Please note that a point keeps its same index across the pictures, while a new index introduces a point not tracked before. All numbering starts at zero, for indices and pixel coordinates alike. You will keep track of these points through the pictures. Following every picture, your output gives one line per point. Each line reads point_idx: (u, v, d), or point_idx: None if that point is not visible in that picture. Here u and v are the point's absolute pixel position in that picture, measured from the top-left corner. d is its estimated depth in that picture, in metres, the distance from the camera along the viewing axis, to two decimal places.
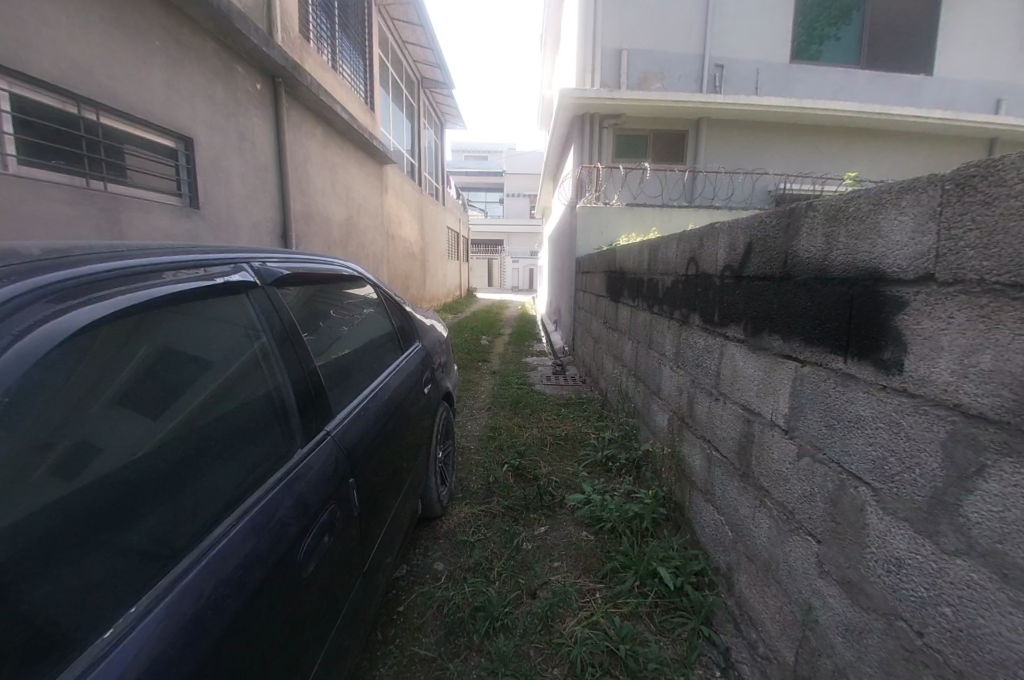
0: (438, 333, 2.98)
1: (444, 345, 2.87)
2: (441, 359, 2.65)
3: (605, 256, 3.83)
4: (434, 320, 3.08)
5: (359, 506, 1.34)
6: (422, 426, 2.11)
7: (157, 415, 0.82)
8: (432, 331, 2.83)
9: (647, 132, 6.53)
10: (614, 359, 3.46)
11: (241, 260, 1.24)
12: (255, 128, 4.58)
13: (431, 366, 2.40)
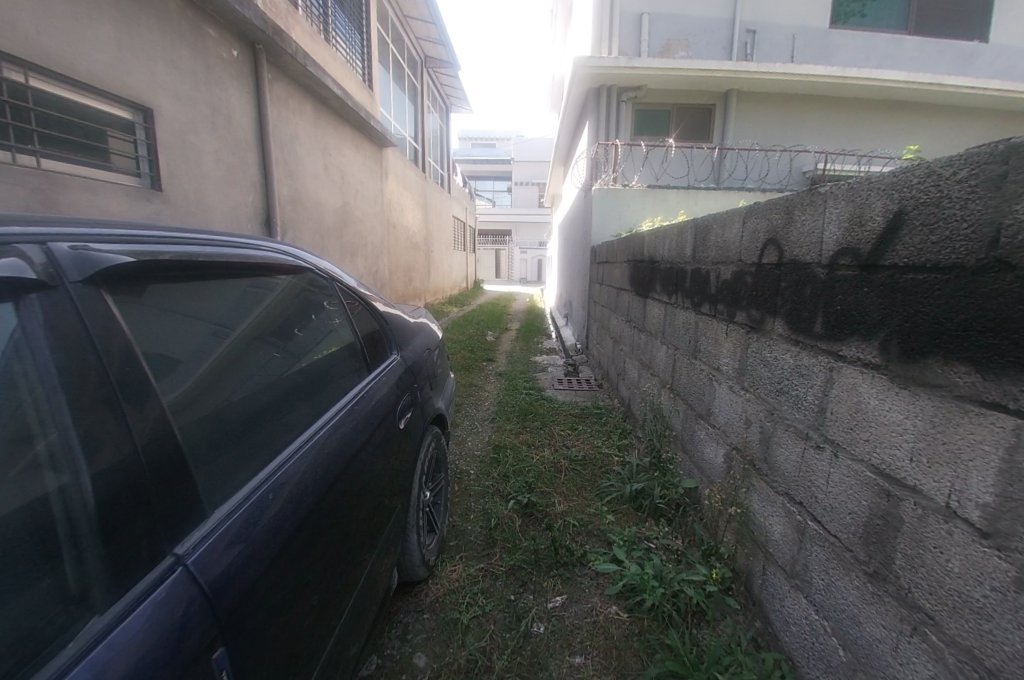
0: (428, 330, 2.45)
1: (434, 346, 2.33)
2: (434, 366, 2.12)
3: (628, 243, 3.24)
4: (425, 315, 2.55)
5: (291, 642, 0.83)
6: (404, 466, 1.58)
7: (144, 406, 0.68)
8: (420, 327, 2.29)
9: (670, 107, 5.88)
10: (639, 366, 2.91)
11: (53, 236, 0.68)
12: (231, 101, 3.94)
13: (418, 379, 1.86)
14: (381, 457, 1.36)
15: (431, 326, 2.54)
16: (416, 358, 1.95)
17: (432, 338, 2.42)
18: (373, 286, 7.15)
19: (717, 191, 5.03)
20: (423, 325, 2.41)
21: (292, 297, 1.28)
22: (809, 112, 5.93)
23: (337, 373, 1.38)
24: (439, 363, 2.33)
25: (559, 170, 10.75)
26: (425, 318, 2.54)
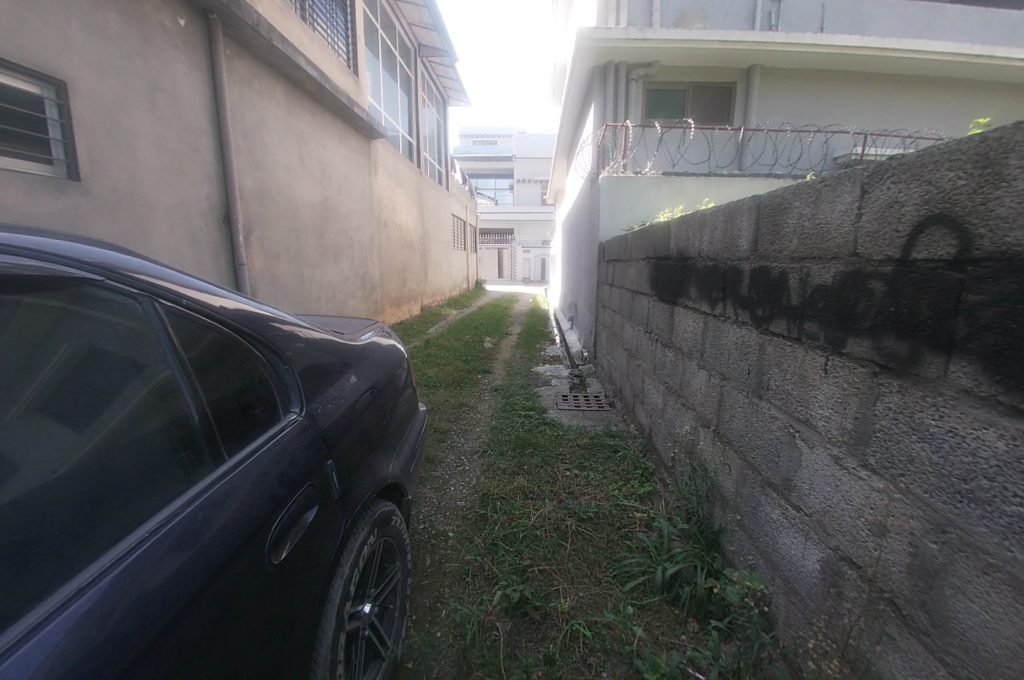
0: (384, 349, 1.83)
1: (390, 375, 1.72)
2: (390, 407, 1.50)
3: (647, 236, 2.59)
4: (383, 333, 1.94)
5: None
6: (328, 596, 0.98)
7: (98, 422, 0.66)
8: (371, 350, 1.69)
9: (686, 86, 5.15)
10: (663, 391, 2.28)
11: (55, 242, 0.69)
12: (177, 77, 3.32)
13: (371, 435, 1.25)
14: (270, 612, 0.77)
15: (393, 344, 1.95)
16: (371, 395, 1.36)
17: (390, 362, 1.81)
18: (360, 289, 6.53)
19: (745, 177, 4.39)
20: (375, 343, 1.78)
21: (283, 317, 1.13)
22: (844, 88, 5.22)
23: (88, 517, 0.60)
24: (398, 400, 1.72)
25: (563, 163, 10.08)
26: (385, 337, 1.94)
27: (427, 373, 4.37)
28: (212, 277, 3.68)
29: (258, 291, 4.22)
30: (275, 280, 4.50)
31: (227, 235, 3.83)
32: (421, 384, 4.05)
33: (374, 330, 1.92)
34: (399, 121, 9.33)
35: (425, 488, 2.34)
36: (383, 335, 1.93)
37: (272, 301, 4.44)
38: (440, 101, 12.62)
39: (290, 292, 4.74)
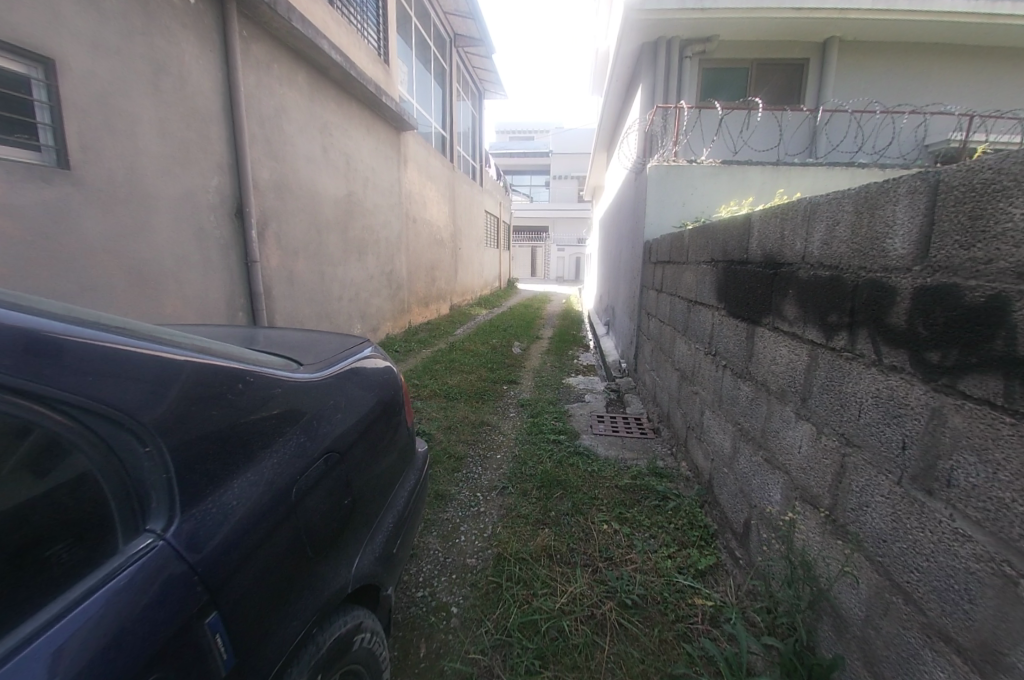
0: (378, 375, 1.43)
1: (380, 413, 1.32)
2: (370, 465, 1.10)
3: (716, 233, 2.04)
4: (380, 356, 1.55)
5: None
6: None
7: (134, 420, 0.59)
8: (359, 378, 1.29)
9: (751, 63, 4.45)
10: (732, 433, 1.76)
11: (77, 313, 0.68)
12: (185, 58, 3.08)
13: (319, 528, 0.84)
14: None
15: (391, 368, 1.55)
16: (336, 458, 0.93)
17: (385, 393, 1.42)
18: (386, 287, 6.22)
19: (820, 164, 3.74)
20: (362, 364, 1.38)
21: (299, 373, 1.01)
22: (948, 64, 4.34)
23: None
24: (388, 447, 1.32)
25: (603, 156, 9.41)
26: (383, 360, 1.54)
27: (447, 382, 3.97)
28: (221, 274, 3.43)
29: (274, 290, 3.95)
30: (293, 278, 4.21)
31: (239, 229, 3.57)
32: (440, 396, 3.64)
33: (368, 350, 1.53)
34: (432, 115, 9.01)
35: (430, 536, 1.93)
36: (380, 358, 1.54)
37: (289, 300, 4.17)
38: (475, 94, 12.20)
39: (310, 290, 4.46)
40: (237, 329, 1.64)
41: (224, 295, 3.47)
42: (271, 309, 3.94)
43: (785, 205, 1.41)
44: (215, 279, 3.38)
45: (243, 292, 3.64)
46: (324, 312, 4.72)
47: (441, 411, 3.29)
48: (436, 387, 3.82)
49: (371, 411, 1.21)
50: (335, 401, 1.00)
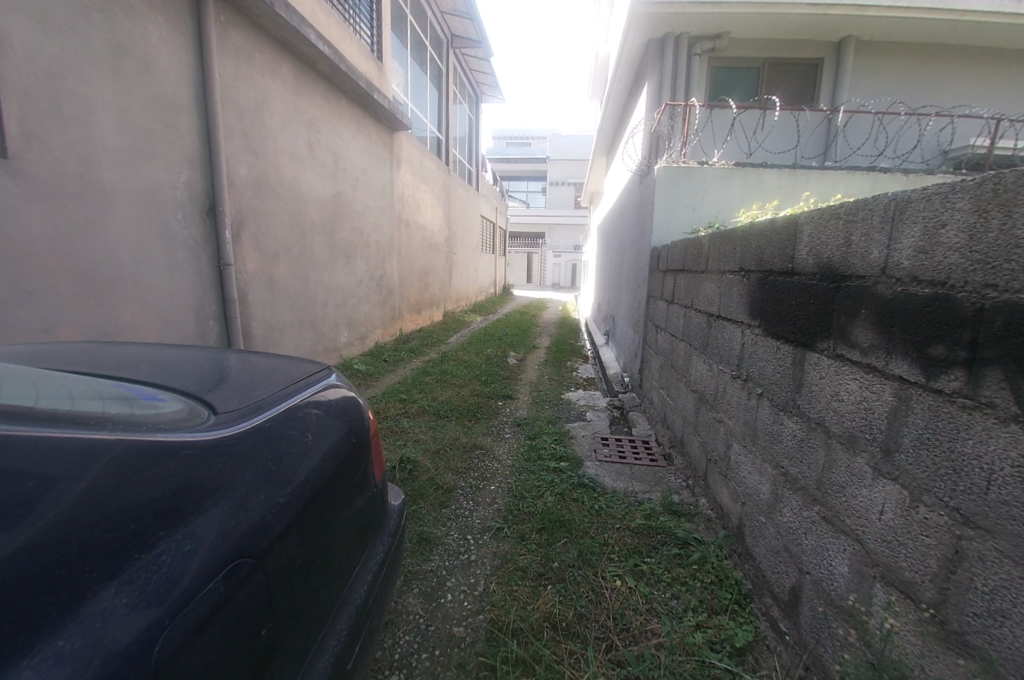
0: (334, 413, 1.15)
1: (334, 469, 1.03)
2: (297, 562, 0.85)
3: (746, 237, 1.77)
4: (342, 387, 1.28)
5: None
6: None
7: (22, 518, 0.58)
8: (302, 425, 1.02)
9: (762, 63, 4.24)
10: (772, 475, 1.49)
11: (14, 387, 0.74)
12: (151, 41, 2.77)
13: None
14: None
15: (353, 401, 1.28)
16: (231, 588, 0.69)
17: (344, 437, 1.13)
18: (376, 293, 5.89)
19: (839, 168, 3.52)
20: (310, 402, 1.10)
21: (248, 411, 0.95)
22: (967, 66, 4.14)
23: None
24: (342, 512, 1.04)
25: (602, 161, 9.20)
26: (345, 392, 1.27)
27: (437, 398, 3.65)
28: (191, 279, 3.07)
29: (252, 296, 3.60)
30: (273, 283, 3.83)
31: (211, 228, 3.21)
32: (428, 414, 3.31)
33: (326, 380, 1.26)
34: (427, 116, 8.73)
35: (411, 594, 1.61)
36: (342, 390, 1.26)
37: (270, 306, 3.81)
38: (472, 96, 11.95)
39: (293, 296, 4.11)
40: (207, 350, 1.36)
41: (194, 302, 3.11)
42: (249, 317, 3.59)
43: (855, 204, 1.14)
44: (183, 285, 3.02)
45: (216, 298, 3.28)
46: (308, 319, 4.37)
47: (429, 432, 2.95)
48: (425, 403, 3.50)
49: (312, 480, 0.94)
50: (228, 494, 0.76)
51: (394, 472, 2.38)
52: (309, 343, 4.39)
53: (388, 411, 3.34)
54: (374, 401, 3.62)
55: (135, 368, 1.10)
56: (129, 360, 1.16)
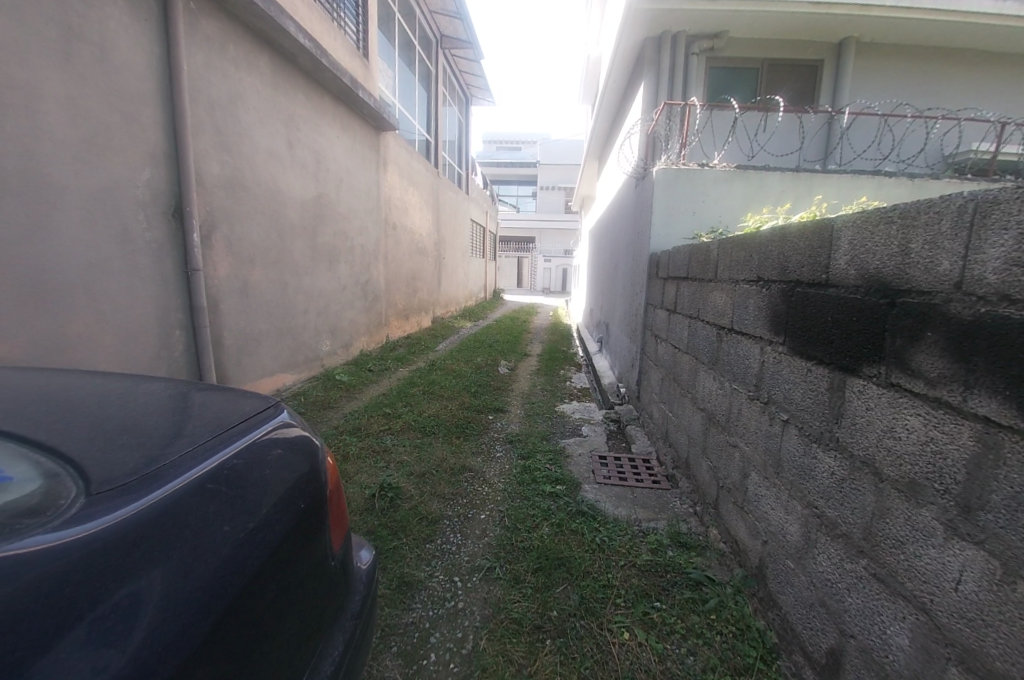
0: (278, 463, 0.93)
1: (272, 545, 0.81)
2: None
3: (764, 242, 1.59)
4: (293, 427, 1.06)
5: None
6: None
7: None
8: (227, 491, 0.79)
9: (761, 64, 4.13)
10: (801, 515, 1.32)
11: None
12: (111, 26, 2.50)
13: None
14: None
15: (305, 442, 1.06)
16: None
17: (292, 494, 0.91)
18: (361, 299, 5.63)
19: (843, 172, 3.40)
20: (242, 455, 0.88)
21: (144, 471, 0.76)
22: (967, 69, 4.08)
23: None
24: (286, 598, 0.82)
25: (594, 166, 9.06)
26: (296, 433, 1.05)
27: (424, 412, 3.42)
28: (154, 285, 2.79)
29: (224, 303, 3.32)
30: (249, 290, 3.57)
31: (178, 231, 2.94)
32: (414, 431, 3.07)
33: (274, 419, 1.04)
34: (415, 116, 8.50)
35: (388, 655, 1.39)
36: (292, 430, 1.04)
37: (244, 314, 3.54)
38: (461, 98, 11.76)
39: (270, 302, 3.84)
40: (175, 381, 1.16)
41: (157, 310, 2.82)
42: (220, 326, 3.31)
43: (913, 205, 0.97)
44: (144, 292, 2.74)
45: (183, 306, 3.00)
46: (287, 327, 4.10)
47: (413, 452, 2.71)
48: (410, 418, 3.27)
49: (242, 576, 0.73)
50: (70, 634, 0.54)
51: (372, 501, 2.14)
52: (288, 352, 4.13)
53: (370, 428, 3.09)
54: (356, 416, 3.36)
55: (52, 411, 0.89)
56: (49, 400, 0.93)
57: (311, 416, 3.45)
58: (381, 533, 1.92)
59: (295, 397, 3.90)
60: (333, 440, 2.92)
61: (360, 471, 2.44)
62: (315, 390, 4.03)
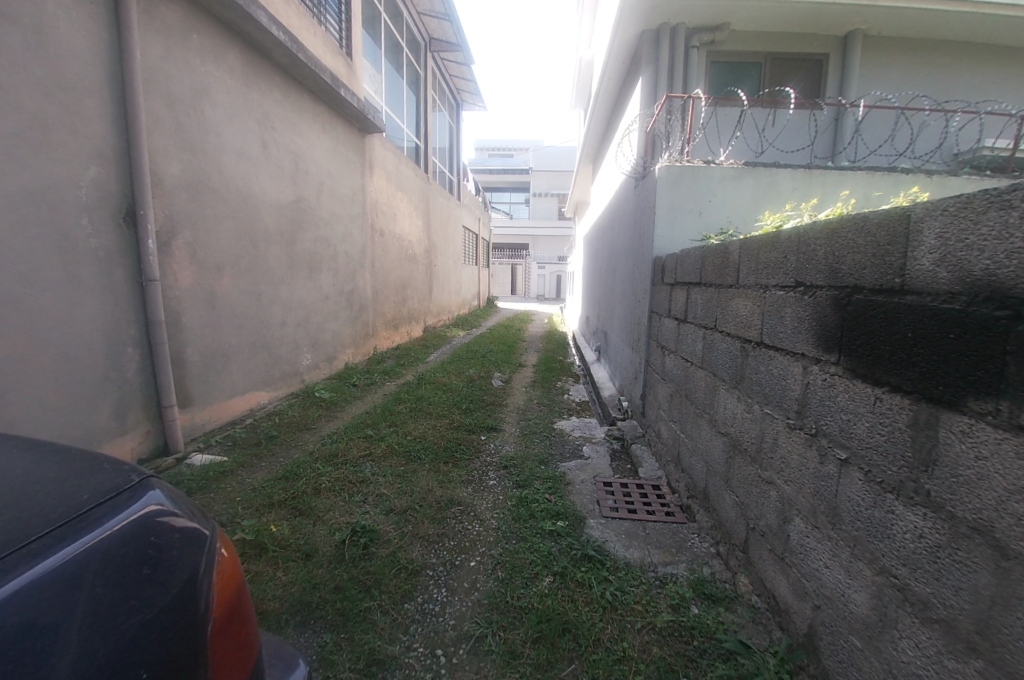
0: (142, 584, 0.62)
1: None
2: None
3: (805, 240, 1.33)
4: (176, 516, 0.74)
5: None
6: None
7: None
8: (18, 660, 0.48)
9: (763, 58, 3.92)
10: (872, 583, 1.05)
11: None
12: (49, 5, 2.20)
13: None
14: None
15: (192, 536, 0.74)
16: None
17: (155, 639, 0.59)
18: (345, 309, 5.31)
19: (858, 167, 3.16)
20: (52, 582, 0.55)
21: None
22: (974, 63, 3.91)
23: None
24: None
25: (587, 170, 8.86)
26: (180, 524, 0.74)
27: (410, 434, 3.10)
28: (101, 298, 2.48)
29: (187, 316, 3.01)
30: (215, 301, 3.25)
31: (130, 238, 2.63)
32: (397, 456, 2.75)
33: (134, 508, 0.70)
34: (404, 120, 8.24)
35: None
36: (174, 522, 0.73)
37: (211, 328, 3.23)
38: (451, 103, 11.55)
39: (241, 314, 3.53)
40: (24, 444, 0.84)
41: (106, 325, 2.51)
42: (182, 341, 2.99)
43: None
44: (89, 305, 2.42)
45: (137, 321, 2.68)
46: (261, 341, 3.78)
47: (395, 483, 2.39)
48: (394, 441, 2.95)
49: None
50: None
51: (343, 549, 1.82)
52: (262, 368, 3.80)
53: (348, 455, 2.77)
54: (334, 440, 3.04)
55: None
56: None
57: (284, 439, 3.13)
58: (351, 592, 1.60)
59: (270, 417, 3.58)
60: (306, 469, 2.59)
61: (332, 510, 2.12)
62: (292, 409, 3.71)
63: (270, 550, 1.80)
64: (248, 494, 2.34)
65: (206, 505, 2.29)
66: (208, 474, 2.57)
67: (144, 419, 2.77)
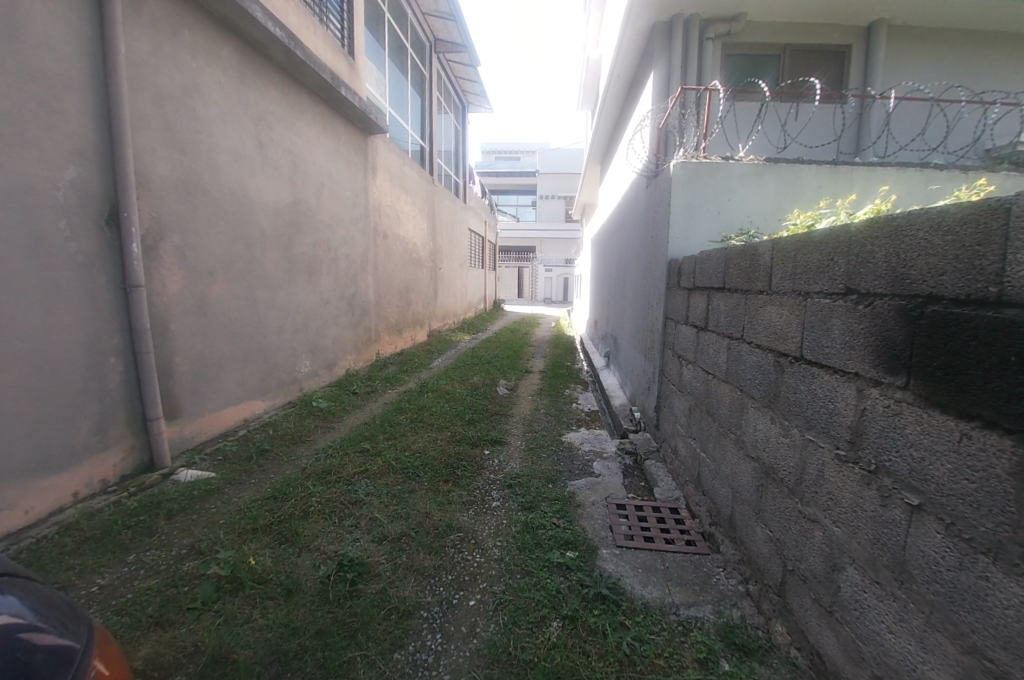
0: None
1: None
2: None
3: (859, 240, 1.12)
4: (40, 632, 0.76)
5: None
6: None
7: None
8: None
9: (783, 49, 3.67)
10: (957, 662, 0.86)
11: None
12: None
13: None
14: None
15: (61, 652, 0.76)
16: None
17: None
18: (346, 313, 5.16)
19: (888, 163, 2.92)
20: None
21: None
22: (1010, 54, 3.65)
23: None
24: None
25: (595, 172, 8.64)
26: (46, 642, 0.75)
27: (409, 448, 2.92)
28: (81, 306, 2.34)
29: (175, 324, 2.87)
30: (206, 307, 3.11)
31: (113, 242, 2.49)
32: (394, 473, 2.57)
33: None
34: (409, 121, 8.12)
35: None
36: (40, 639, 0.75)
37: (201, 336, 3.09)
38: (457, 105, 11.44)
39: (235, 321, 3.39)
40: None
41: (86, 335, 2.37)
42: (170, 351, 2.86)
43: None
44: (67, 314, 2.28)
45: (120, 330, 2.55)
46: (256, 348, 3.64)
47: (390, 505, 2.21)
48: (392, 457, 2.77)
49: None
50: None
51: (328, 585, 1.64)
52: (257, 377, 3.65)
53: (343, 472, 2.60)
54: (328, 454, 2.87)
55: None
56: None
57: (277, 454, 2.97)
58: (334, 638, 1.42)
59: (264, 428, 3.43)
60: (296, 487, 2.43)
61: (321, 537, 1.95)
62: (287, 419, 3.55)
63: (249, 586, 1.63)
64: (233, 517, 2.18)
65: (187, 529, 2.13)
66: (193, 493, 2.42)
67: (128, 433, 2.63)
